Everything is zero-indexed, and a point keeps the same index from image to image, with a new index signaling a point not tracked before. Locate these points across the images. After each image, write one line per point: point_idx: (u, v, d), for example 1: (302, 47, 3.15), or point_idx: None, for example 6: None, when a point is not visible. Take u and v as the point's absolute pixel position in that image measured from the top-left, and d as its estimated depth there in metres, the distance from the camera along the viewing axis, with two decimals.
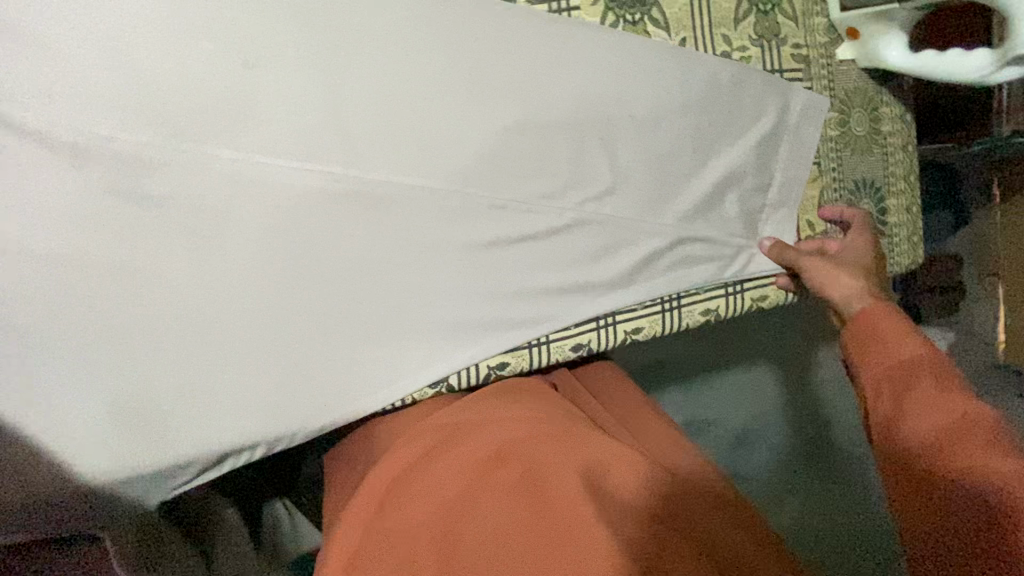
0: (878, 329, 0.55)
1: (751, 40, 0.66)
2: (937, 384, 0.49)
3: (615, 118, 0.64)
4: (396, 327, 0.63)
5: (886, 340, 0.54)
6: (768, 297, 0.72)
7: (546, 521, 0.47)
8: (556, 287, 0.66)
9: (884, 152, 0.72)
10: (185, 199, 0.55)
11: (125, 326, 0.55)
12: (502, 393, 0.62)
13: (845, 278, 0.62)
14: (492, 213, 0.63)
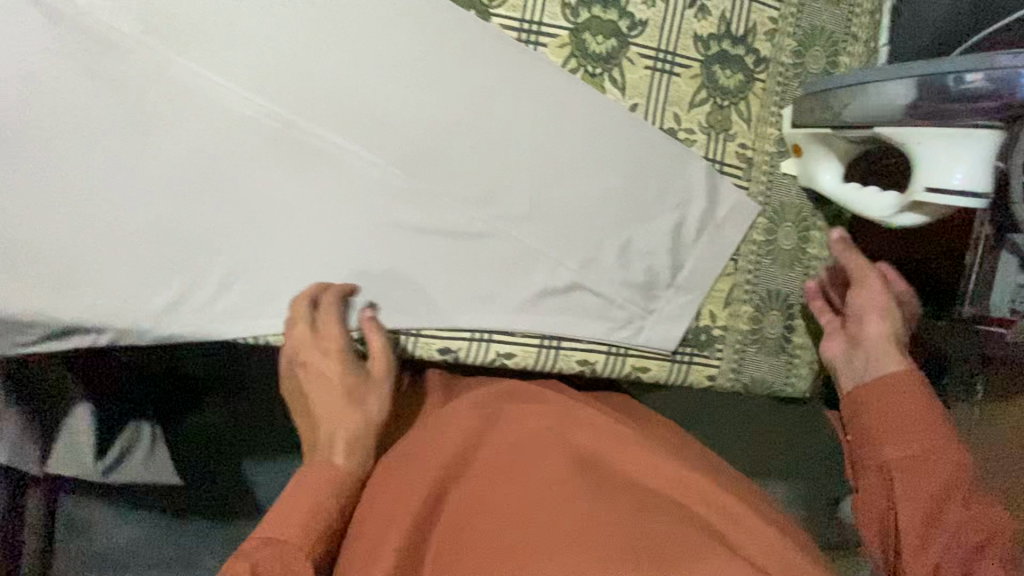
0: (896, 416, 0.63)
1: (700, 127, 0.69)
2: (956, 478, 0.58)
3: (549, 151, 0.66)
4: (274, 269, 0.62)
5: (908, 430, 0.61)
6: (650, 371, 0.72)
7: (566, 517, 0.48)
8: (442, 289, 0.66)
9: (805, 273, 0.73)
10: (129, 83, 0.59)
11: (26, 170, 0.57)
12: (499, 391, 0.62)
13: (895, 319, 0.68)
14: (407, 198, 0.63)
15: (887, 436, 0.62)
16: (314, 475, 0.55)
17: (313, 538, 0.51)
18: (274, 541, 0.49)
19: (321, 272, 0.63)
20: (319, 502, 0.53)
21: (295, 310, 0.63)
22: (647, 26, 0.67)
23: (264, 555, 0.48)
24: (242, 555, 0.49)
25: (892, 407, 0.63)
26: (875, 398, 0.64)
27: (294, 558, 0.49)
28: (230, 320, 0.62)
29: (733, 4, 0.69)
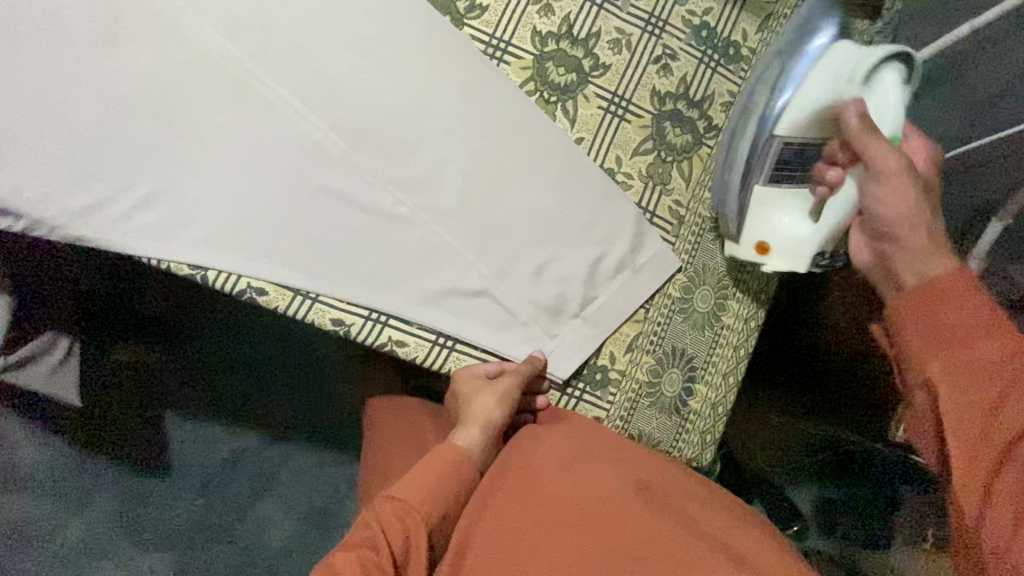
0: (985, 333, 0.45)
1: (639, 174, 0.72)
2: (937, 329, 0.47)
3: (488, 159, 0.70)
4: (199, 199, 0.64)
5: (990, 341, 0.44)
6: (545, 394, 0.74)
7: (614, 533, 0.56)
8: (353, 262, 0.67)
9: (714, 339, 0.75)
10: None
11: None
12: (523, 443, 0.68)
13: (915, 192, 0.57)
14: (341, 166, 0.67)
15: (977, 362, 0.44)
16: (434, 458, 0.63)
17: (429, 508, 0.59)
18: (398, 498, 0.59)
19: (238, 215, 0.65)
20: (435, 482, 0.61)
21: (202, 244, 0.64)
22: (609, 70, 0.72)
23: (388, 509, 0.58)
24: (373, 510, 0.58)
25: (982, 317, 0.45)
26: (975, 321, 0.45)
27: (409, 515, 0.58)
28: (136, 238, 0.63)
29: (696, 71, 0.73)
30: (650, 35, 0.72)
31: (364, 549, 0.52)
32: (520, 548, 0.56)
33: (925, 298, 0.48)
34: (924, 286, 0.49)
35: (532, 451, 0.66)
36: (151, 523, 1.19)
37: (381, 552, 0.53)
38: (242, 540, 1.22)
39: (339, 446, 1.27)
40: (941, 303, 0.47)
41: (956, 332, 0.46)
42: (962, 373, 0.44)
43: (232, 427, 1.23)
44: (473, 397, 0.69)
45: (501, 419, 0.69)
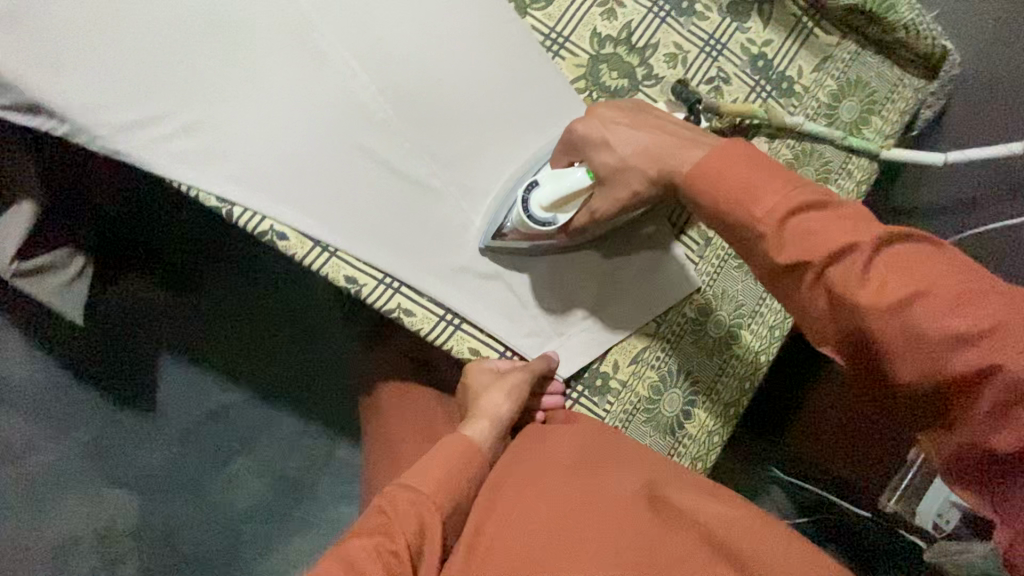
0: (769, 196, 0.52)
1: None
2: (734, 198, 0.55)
3: (528, 147, 0.70)
4: (239, 134, 0.64)
5: (777, 196, 0.52)
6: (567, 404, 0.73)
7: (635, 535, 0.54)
8: (377, 223, 0.67)
9: (722, 365, 0.74)
10: None
11: None
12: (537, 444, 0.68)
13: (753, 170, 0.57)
14: (383, 127, 0.67)
15: (800, 239, 0.50)
16: (445, 450, 0.63)
17: (441, 497, 0.58)
18: (411, 487, 0.58)
19: (273, 158, 0.65)
20: (448, 474, 0.60)
21: (234, 177, 0.64)
22: (661, 83, 0.72)
23: (402, 498, 0.57)
24: (385, 498, 0.57)
25: (755, 174, 0.53)
26: (759, 192, 0.53)
27: (422, 503, 0.57)
28: (171, 161, 0.63)
29: (747, 98, 0.73)
30: (707, 55, 0.73)
31: (376, 537, 0.52)
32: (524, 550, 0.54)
33: (722, 192, 0.55)
34: (704, 167, 0.57)
35: (532, 459, 0.65)
36: (125, 460, 1.19)
37: (395, 540, 0.53)
38: (211, 494, 1.21)
39: (323, 419, 1.26)
40: (723, 181, 0.55)
41: (761, 225, 0.52)
42: (784, 226, 0.51)
43: (223, 379, 1.23)
44: (484, 393, 0.68)
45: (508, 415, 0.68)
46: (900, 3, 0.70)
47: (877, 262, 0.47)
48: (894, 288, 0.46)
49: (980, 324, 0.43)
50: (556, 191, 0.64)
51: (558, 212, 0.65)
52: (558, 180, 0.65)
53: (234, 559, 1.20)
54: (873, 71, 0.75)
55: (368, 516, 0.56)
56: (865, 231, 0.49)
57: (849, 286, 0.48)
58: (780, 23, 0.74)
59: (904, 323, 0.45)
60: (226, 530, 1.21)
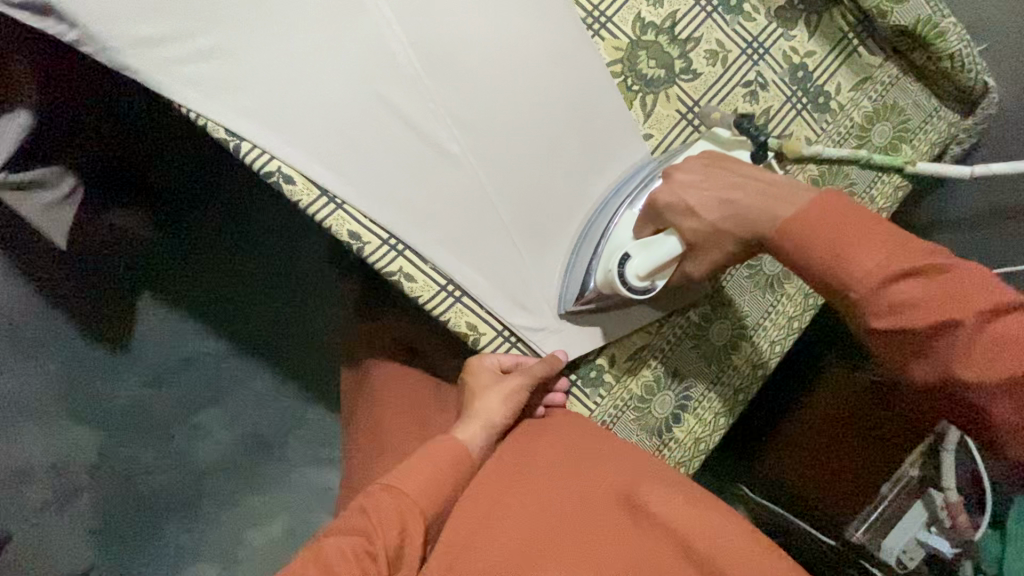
0: (870, 259, 0.53)
1: None
2: (866, 252, 0.53)
3: (554, 124, 0.68)
4: (258, 68, 0.61)
5: (880, 260, 0.53)
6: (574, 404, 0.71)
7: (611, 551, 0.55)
8: (389, 181, 0.64)
9: (718, 373, 0.73)
10: None
11: None
12: (526, 440, 0.67)
13: (867, 224, 0.55)
14: (407, 81, 0.64)
15: (906, 309, 0.52)
16: (433, 450, 0.61)
17: (426, 502, 0.57)
18: (396, 489, 0.56)
19: (291, 99, 0.62)
20: (435, 478, 0.58)
21: (246, 112, 0.61)
22: (698, 78, 0.70)
23: (387, 500, 0.55)
24: (369, 498, 0.56)
25: (852, 238, 0.54)
26: (859, 250, 0.53)
27: (405, 506, 0.55)
28: (183, 85, 0.60)
29: (782, 107, 0.72)
30: (748, 58, 0.71)
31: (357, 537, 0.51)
32: (524, 561, 0.54)
33: (814, 253, 0.56)
34: (807, 221, 0.56)
35: (532, 467, 0.63)
36: (91, 397, 1.14)
37: (375, 542, 0.51)
38: (177, 442, 1.18)
39: (301, 380, 1.23)
40: (818, 238, 0.55)
41: (858, 292, 0.54)
42: (906, 292, 0.52)
43: (204, 327, 1.20)
44: (482, 395, 0.66)
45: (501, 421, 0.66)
46: (950, 31, 0.69)
47: (988, 339, 0.49)
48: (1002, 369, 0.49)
49: None
50: (652, 259, 0.63)
51: (654, 279, 0.64)
52: (647, 248, 0.63)
53: (193, 511, 1.18)
54: (909, 98, 0.74)
55: (350, 515, 0.54)
56: (976, 305, 0.50)
57: (961, 366, 0.50)
58: (825, 36, 0.72)
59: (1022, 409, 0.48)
60: (189, 481, 1.18)
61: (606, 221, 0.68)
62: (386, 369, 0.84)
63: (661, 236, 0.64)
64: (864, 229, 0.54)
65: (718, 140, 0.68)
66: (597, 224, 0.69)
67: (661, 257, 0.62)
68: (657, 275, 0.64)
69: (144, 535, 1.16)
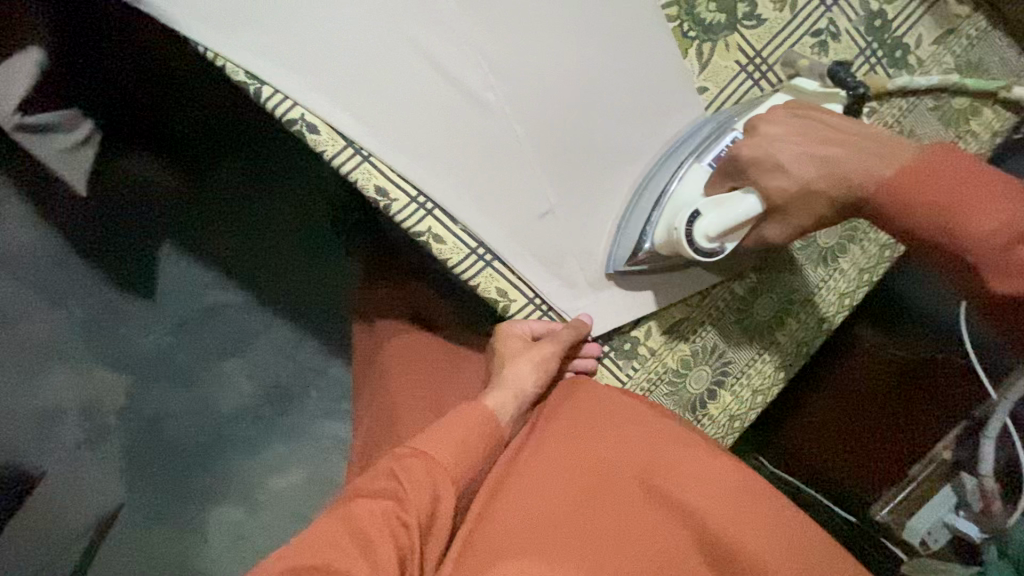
0: (993, 215, 0.47)
1: None
2: (996, 204, 0.47)
3: (598, 73, 0.62)
4: (281, 4, 0.56)
5: (1009, 217, 0.47)
6: (604, 375, 0.69)
7: (642, 539, 0.54)
8: (416, 132, 0.60)
9: (759, 350, 0.70)
10: None
11: None
12: (560, 411, 0.64)
13: (986, 183, 0.48)
14: (439, 21, 0.59)
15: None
16: (464, 417, 0.59)
17: (458, 471, 0.56)
18: (426, 454, 0.55)
19: (315, 36, 0.57)
20: (463, 449, 0.57)
21: (267, 53, 0.56)
22: (763, 25, 0.63)
23: (416, 464, 0.54)
24: (399, 462, 0.55)
25: (977, 189, 0.48)
26: (976, 209, 0.47)
27: (437, 474, 0.54)
28: (198, 21, 0.55)
29: (855, 61, 0.64)
30: (821, 4, 0.63)
31: (386, 501, 0.51)
32: (555, 542, 0.51)
33: (917, 211, 0.50)
34: (912, 175, 0.50)
35: (548, 457, 0.58)
36: (116, 342, 1.16)
37: (407, 509, 0.51)
38: (200, 389, 1.20)
39: (319, 333, 1.23)
40: (932, 190, 0.49)
41: (984, 258, 0.48)
42: None
43: (224, 277, 1.19)
44: (512, 361, 0.64)
45: (529, 392, 0.64)
46: None
47: None
48: None
49: None
50: (724, 219, 0.56)
51: (724, 241, 0.57)
52: (721, 206, 0.56)
53: (216, 456, 1.21)
54: (996, 54, 0.67)
55: (378, 477, 0.53)
56: None
57: None
58: None
59: None
60: (211, 428, 1.20)
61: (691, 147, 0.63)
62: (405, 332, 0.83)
63: (739, 192, 0.56)
64: (992, 183, 0.48)
65: (800, 91, 0.61)
66: (681, 150, 0.63)
67: (736, 216, 0.55)
68: (730, 239, 0.57)
69: (173, 476, 1.19)
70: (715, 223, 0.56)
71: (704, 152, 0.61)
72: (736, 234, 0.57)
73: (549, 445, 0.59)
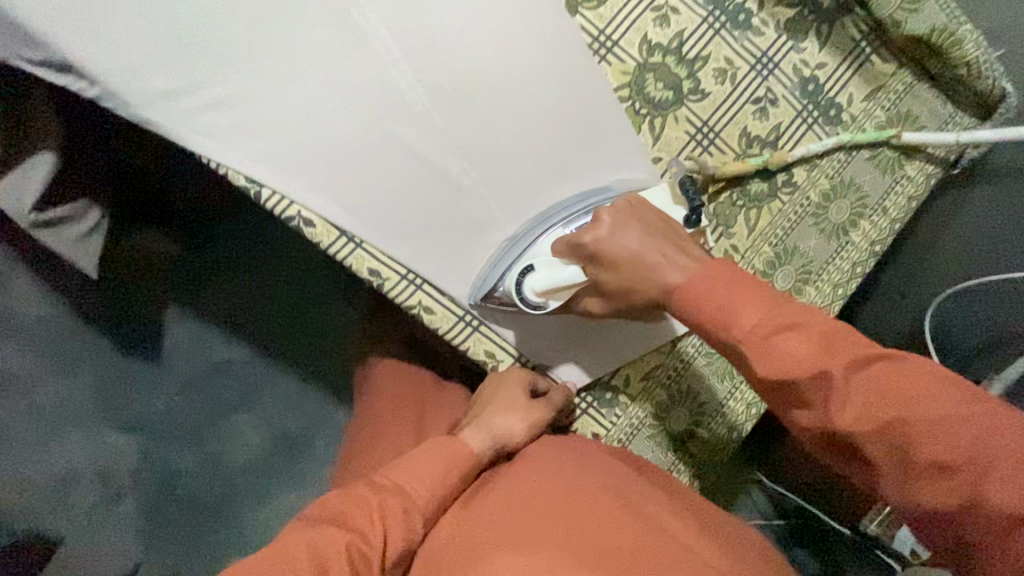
0: (751, 313, 0.53)
1: (727, 203, 0.71)
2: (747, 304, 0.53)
3: (562, 151, 0.69)
4: (273, 115, 0.63)
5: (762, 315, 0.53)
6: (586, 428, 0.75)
7: (579, 540, 0.55)
8: (400, 218, 0.66)
9: (730, 390, 0.76)
10: None
11: None
12: (534, 455, 0.69)
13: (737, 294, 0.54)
14: (417, 118, 0.65)
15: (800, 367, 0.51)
16: (445, 458, 0.64)
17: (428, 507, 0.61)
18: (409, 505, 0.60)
19: (304, 140, 0.64)
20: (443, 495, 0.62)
21: (264, 159, 0.63)
22: (707, 98, 0.70)
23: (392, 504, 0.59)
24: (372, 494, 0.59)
25: (734, 297, 0.55)
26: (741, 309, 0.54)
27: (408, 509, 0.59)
28: (201, 135, 0.62)
29: (792, 122, 0.71)
30: (758, 75, 0.70)
31: (353, 535, 0.55)
32: (496, 547, 0.55)
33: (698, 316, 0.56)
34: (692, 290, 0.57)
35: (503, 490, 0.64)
36: (128, 405, 1.21)
37: (368, 539, 0.55)
38: (210, 444, 1.24)
39: (323, 383, 1.28)
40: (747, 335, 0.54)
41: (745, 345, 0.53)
42: (778, 345, 0.51)
43: (229, 335, 1.25)
44: (498, 417, 0.69)
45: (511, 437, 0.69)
46: (967, 39, 0.67)
47: (859, 384, 0.49)
48: (870, 415, 0.48)
49: (961, 470, 0.45)
50: (551, 278, 0.65)
51: (549, 297, 0.66)
52: (553, 267, 0.66)
53: (227, 508, 1.24)
54: (924, 105, 0.73)
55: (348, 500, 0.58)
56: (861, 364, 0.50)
57: (840, 414, 0.49)
58: (838, 47, 0.71)
59: (904, 450, 0.47)
60: (222, 481, 1.24)
61: (563, 218, 0.68)
62: (394, 372, 0.88)
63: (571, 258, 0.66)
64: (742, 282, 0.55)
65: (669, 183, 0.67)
66: (554, 217, 0.69)
67: (559, 278, 0.64)
68: (554, 295, 0.66)
69: (182, 538, 1.20)
70: (541, 279, 0.65)
71: (573, 221, 0.68)
72: (560, 294, 0.66)
73: (507, 481, 0.65)
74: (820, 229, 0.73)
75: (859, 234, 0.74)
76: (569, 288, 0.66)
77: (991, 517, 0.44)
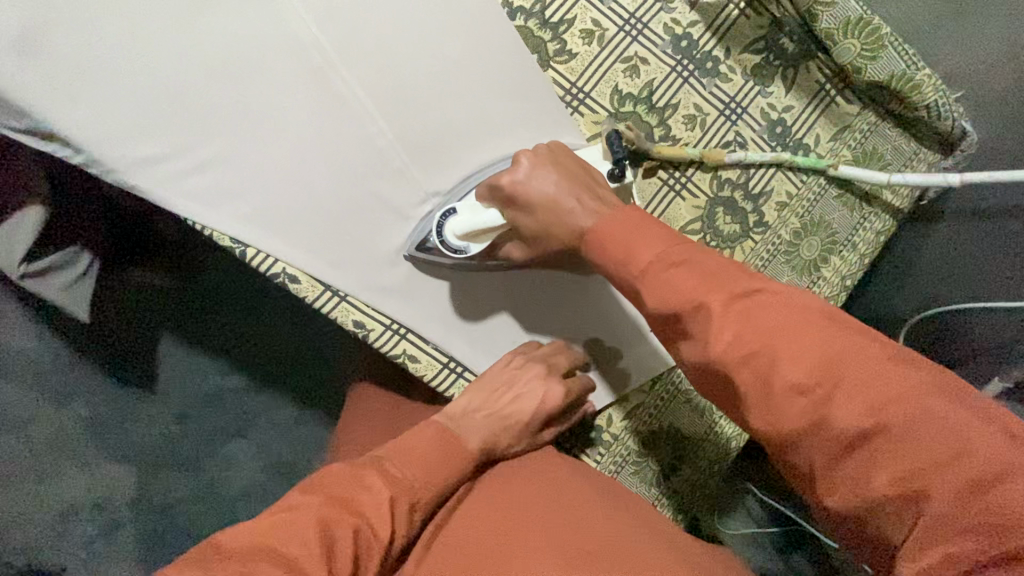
0: (647, 251, 0.55)
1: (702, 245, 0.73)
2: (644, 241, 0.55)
3: None
4: (254, 175, 0.64)
5: (656, 250, 0.55)
6: None
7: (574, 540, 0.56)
8: (383, 272, 0.68)
9: (711, 425, 0.79)
10: None
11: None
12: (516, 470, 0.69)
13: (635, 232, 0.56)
14: (396, 174, 0.67)
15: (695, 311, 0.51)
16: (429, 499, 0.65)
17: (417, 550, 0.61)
18: None
19: (285, 197, 0.65)
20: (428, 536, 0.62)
21: (247, 218, 0.64)
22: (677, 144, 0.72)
23: None
24: None
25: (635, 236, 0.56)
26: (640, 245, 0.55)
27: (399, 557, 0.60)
28: (184, 199, 0.63)
29: (761, 164, 0.74)
30: (726, 119, 0.72)
31: None
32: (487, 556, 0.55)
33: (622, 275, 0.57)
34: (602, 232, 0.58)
35: (490, 499, 0.63)
36: (124, 437, 1.22)
37: None
38: (207, 473, 1.25)
39: (317, 408, 1.29)
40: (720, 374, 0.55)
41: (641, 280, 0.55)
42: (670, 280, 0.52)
43: (222, 365, 1.26)
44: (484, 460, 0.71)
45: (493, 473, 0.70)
46: (925, 84, 0.70)
47: (734, 314, 0.49)
48: (738, 342, 0.49)
49: (832, 398, 0.46)
50: (470, 221, 0.66)
51: (469, 241, 0.67)
52: (473, 211, 0.67)
53: None
54: (889, 144, 0.75)
55: None
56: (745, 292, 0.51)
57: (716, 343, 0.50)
58: (803, 90, 0.73)
59: (771, 379, 0.47)
60: (220, 509, 1.25)
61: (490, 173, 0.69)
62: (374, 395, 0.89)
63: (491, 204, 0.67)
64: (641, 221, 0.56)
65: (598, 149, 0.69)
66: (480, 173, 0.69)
67: (479, 221, 0.66)
68: (474, 239, 0.67)
69: None
70: (461, 223, 0.66)
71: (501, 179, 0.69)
72: (481, 239, 0.67)
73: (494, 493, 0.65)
74: (793, 266, 0.75)
75: (831, 269, 0.76)
76: (490, 232, 0.67)
77: (839, 431, 0.45)
